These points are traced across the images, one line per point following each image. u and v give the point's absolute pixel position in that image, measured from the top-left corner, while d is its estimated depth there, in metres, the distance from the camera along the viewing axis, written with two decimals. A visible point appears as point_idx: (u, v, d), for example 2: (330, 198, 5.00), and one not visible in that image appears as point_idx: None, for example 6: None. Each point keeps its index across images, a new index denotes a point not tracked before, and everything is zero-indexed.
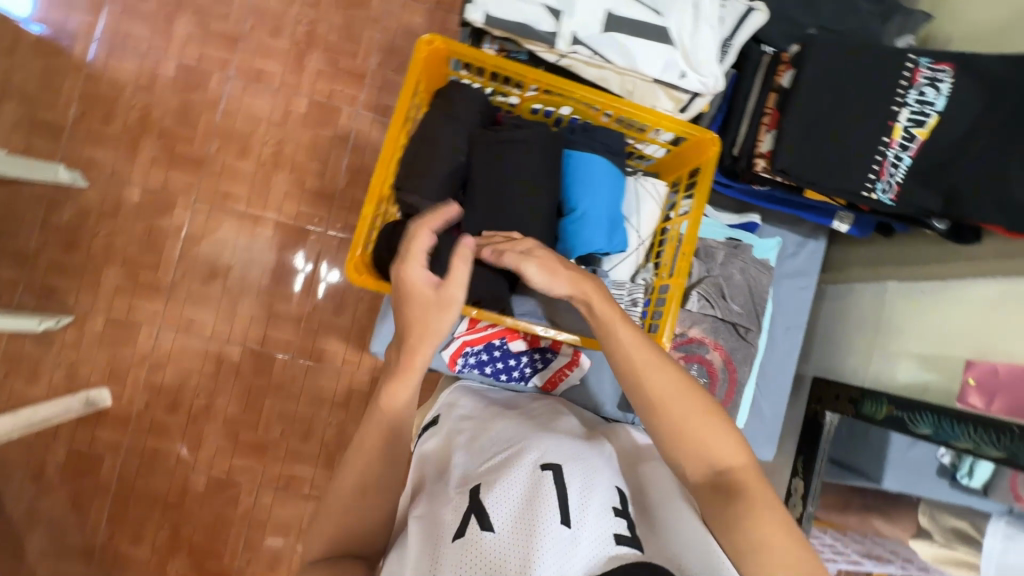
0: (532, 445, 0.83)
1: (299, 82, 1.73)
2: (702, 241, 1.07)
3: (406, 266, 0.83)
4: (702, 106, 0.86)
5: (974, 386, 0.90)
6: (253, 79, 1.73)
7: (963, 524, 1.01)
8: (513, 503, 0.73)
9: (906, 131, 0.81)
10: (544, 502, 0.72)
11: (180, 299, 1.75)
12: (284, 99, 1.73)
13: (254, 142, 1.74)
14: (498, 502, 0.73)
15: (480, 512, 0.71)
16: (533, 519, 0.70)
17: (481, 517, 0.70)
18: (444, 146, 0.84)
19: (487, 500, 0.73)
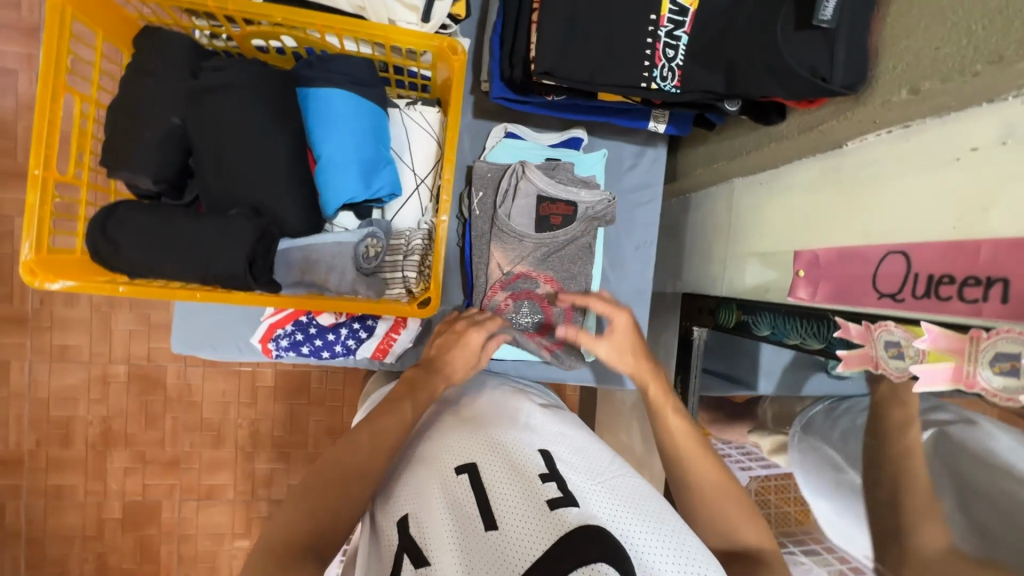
0: (440, 442, 0.71)
1: None
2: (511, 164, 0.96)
3: (127, 258, 0.70)
4: (448, 9, 0.74)
5: (802, 277, 0.80)
6: None
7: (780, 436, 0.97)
8: (439, 519, 0.61)
9: (674, 5, 0.70)
10: (469, 510, 0.61)
11: (47, 328, 1.66)
12: None
13: None
14: (424, 527, 0.61)
15: (409, 548, 0.59)
16: (462, 531, 0.59)
17: (415, 554, 0.59)
18: (146, 111, 0.70)
19: (415, 532, 0.61)
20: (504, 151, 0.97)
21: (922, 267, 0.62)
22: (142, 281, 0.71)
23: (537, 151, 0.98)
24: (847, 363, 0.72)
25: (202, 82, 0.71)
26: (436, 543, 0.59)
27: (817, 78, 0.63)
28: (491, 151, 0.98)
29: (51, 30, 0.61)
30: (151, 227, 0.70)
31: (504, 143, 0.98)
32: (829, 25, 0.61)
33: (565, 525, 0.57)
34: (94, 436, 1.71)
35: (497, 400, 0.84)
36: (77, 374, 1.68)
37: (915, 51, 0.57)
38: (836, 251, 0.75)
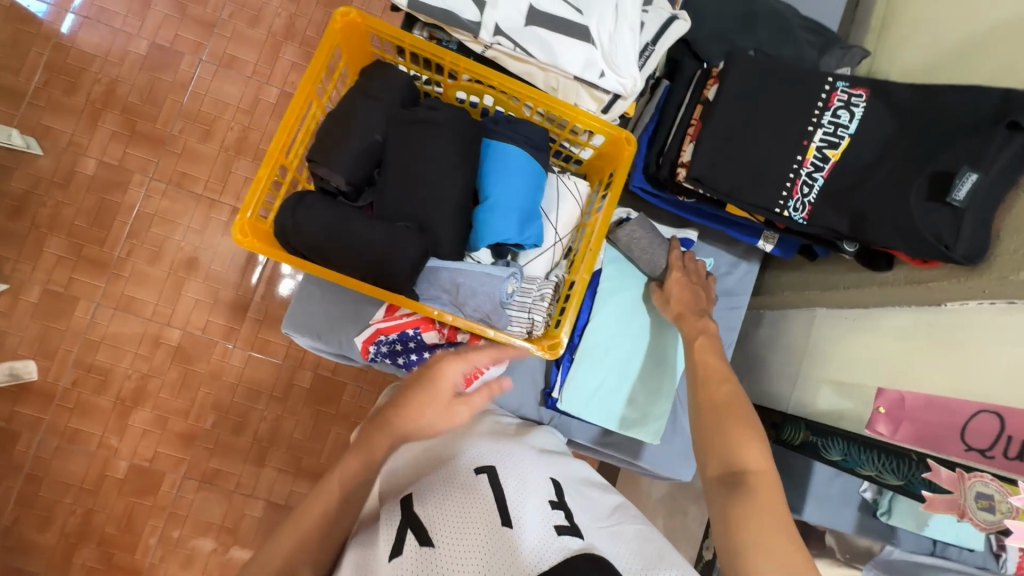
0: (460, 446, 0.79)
1: (274, 71, 1.77)
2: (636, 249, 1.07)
3: (306, 240, 0.80)
4: (624, 108, 0.87)
5: (883, 413, 0.87)
6: (226, 64, 1.76)
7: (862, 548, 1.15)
8: (450, 505, 0.66)
9: (819, 152, 0.82)
10: (486, 504, 0.66)
11: (124, 277, 1.74)
12: (256, 86, 1.76)
13: (219, 124, 1.76)
14: (434, 511, 0.66)
15: (418, 528, 0.63)
16: (476, 519, 0.64)
17: (422, 532, 0.63)
18: (360, 124, 0.83)
19: (424, 515, 0.65)
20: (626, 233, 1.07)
21: (1017, 432, 0.67)
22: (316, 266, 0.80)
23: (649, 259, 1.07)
24: (930, 504, 0.75)
25: (411, 113, 0.84)
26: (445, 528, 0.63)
27: (941, 244, 0.72)
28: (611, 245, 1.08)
29: (322, 51, 0.75)
30: (329, 219, 0.80)
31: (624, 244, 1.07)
32: (959, 205, 0.70)
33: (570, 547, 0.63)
34: (127, 391, 1.74)
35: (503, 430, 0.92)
36: (133, 327, 1.74)
37: None
38: (925, 397, 0.81)
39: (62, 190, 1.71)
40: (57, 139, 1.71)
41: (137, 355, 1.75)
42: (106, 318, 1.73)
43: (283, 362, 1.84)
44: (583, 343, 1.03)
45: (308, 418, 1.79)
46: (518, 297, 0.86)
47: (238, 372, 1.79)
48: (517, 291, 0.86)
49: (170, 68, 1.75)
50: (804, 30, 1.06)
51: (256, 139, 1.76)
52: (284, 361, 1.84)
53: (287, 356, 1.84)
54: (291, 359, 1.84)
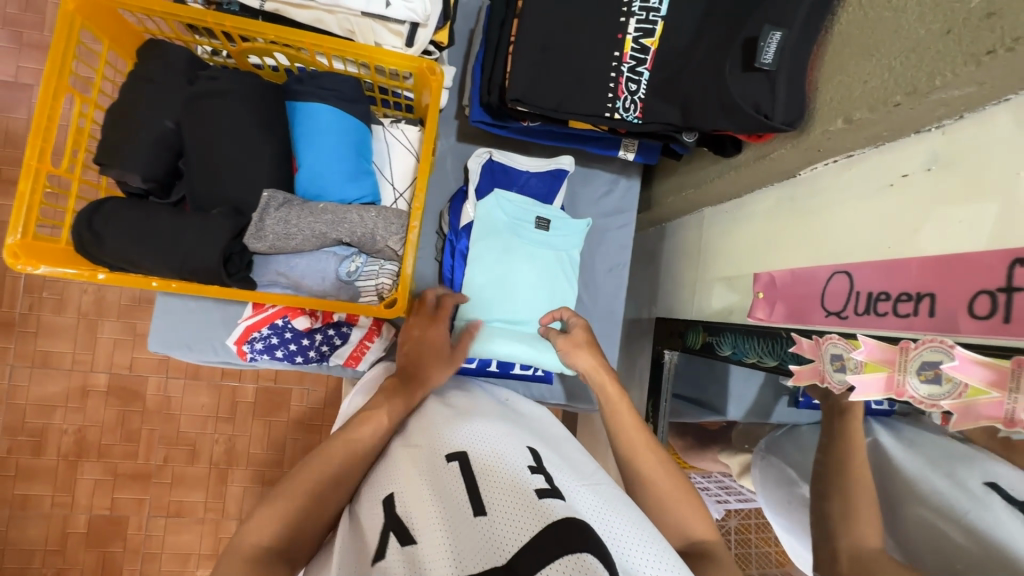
0: (427, 432, 0.76)
1: None
2: (510, 222, 1.00)
3: (108, 251, 0.73)
4: (430, 36, 0.80)
5: (761, 298, 0.84)
6: None
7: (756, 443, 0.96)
8: (424, 497, 0.64)
9: (636, 44, 0.77)
10: (458, 491, 0.64)
11: (33, 333, 1.66)
12: None
13: None
14: (410, 508, 0.63)
15: (397, 528, 0.61)
16: (452, 510, 0.61)
17: (400, 533, 0.60)
18: (145, 112, 0.75)
19: (400, 513, 0.63)
20: (495, 204, 0.98)
21: (864, 286, 0.65)
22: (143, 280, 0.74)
23: (521, 231, 1.00)
24: (798, 378, 0.72)
25: (201, 90, 0.77)
26: (421, 523, 0.60)
27: (761, 113, 0.69)
28: (476, 216, 0.98)
29: (60, 35, 0.66)
30: (134, 223, 0.74)
31: (484, 214, 0.98)
32: (770, 68, 0.66)
33: (553, 514, 0.59)
34: (67, 446, 1.69)
35: (476, 401, 0.90)
36: (56, 381, 1.67)
37: (846, 86, 0.63)
38: (791, 272, 0.79)
39: None
40: None
41: (68, 408, 1.69)
42: (25, 378, 1.66)
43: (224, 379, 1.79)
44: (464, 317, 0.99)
45: (261, 430, 1.77)
46: (362, 268, 0.80)
47: (178, 401, 1.73)
48: (360, 262, 0.80)
49: None
50: None
51: None
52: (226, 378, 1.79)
53: (226, 374, 1.79)
54: (232, 376, 1.79)
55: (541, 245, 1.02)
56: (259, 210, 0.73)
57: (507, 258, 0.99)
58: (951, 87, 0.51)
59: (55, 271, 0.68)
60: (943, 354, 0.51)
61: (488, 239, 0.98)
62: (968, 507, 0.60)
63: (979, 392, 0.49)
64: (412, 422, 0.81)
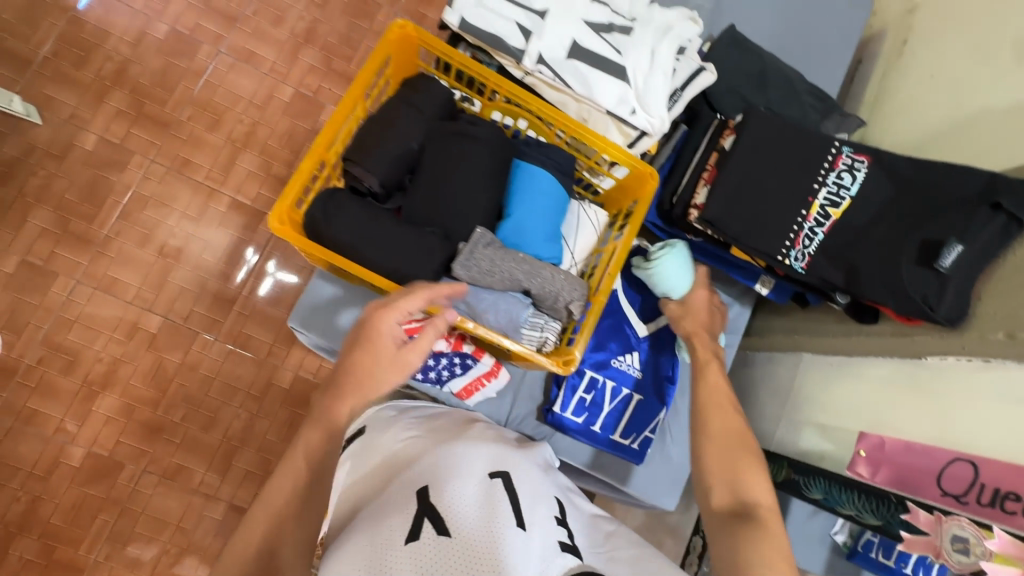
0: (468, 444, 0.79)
1: (295, 68, 1.75)
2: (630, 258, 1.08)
3: (333, 234, 0.81)
4: (648, 145, 0.92)
5: (863, 456, 0.92)
6: (244, 54, 1.73)
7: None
8: (464, 498, 0.67)
9: (822, 209, 0.89)
10: (501, 506, 0.67)
11: (108, 257, 1.64)
12: (273, 79, 1.73)
13: (230, 111, 1.71)
14: (449, 503, 0.66)
15: (435, 517, 0.64)
16: (490, 518, 0.65)
17: (439, 522, 0.63)
18: (400, 128, 0.85)
19: (440, 503, 0.66)
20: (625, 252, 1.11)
21: (990, 480, 0.73)
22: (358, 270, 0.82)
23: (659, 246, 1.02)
24: (907, 545, 0.78)
25: (452, 127, 0.87)
26: (461, 521, 0.64)
27: (926, 305, 0.79)
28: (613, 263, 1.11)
29: (375, 57, 0.80)
30: (363, 218, 0.82)
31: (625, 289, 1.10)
32: (945, 272, 0.77)
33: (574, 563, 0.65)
34: (95, 375, 1.61)
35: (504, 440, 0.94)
36: (110, 309, 1.62)
37: (1012, 308, 0.74)
38: (905, 443, 0.86)
39: (57, 160, 1.63)
40: (58, 107, 1.64)
41: (108, 337, 1.62)
42: (83, 296, 1.62)
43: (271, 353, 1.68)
44: (593, 376, 1.05)
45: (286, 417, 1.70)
46: (529, 322, 0.86)
47: (216, 366, 1.65)
48: (529, 319, 0.86)
49: (186, 50, 1.72)
50: (810, 95, 1.14)
51: (262, 132, 1.71)
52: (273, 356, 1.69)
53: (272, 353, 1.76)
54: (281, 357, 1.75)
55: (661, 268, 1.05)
56: (471, 244, 0.82)
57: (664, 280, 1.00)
58: None
59: (284, 230, 0.76)
60: None
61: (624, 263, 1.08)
62: None
63: None
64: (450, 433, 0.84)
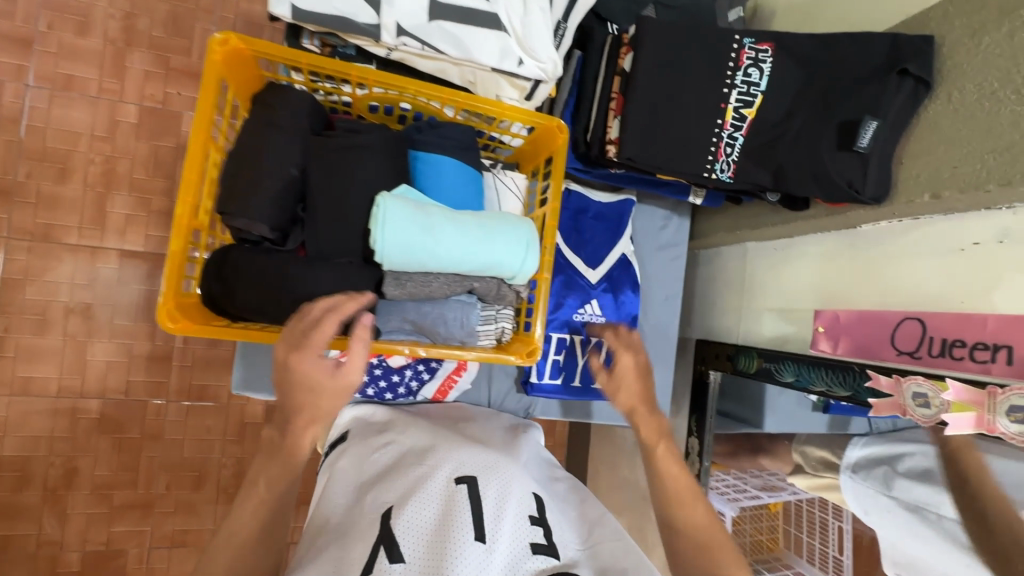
0: (440, 449, 0.78)
1: (129, 78, 1.43)
2: (492, 246, 0.75)
3: (242, 304, 0.72)
4: (547, 91, 0.83)
5: (823, 332, 0.96)
6: (61, 78, 1.39)
7: (825, 453, 1.08)
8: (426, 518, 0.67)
9: (736, 113, 0.85)
10: (465, 521, 0.67)
11: (9, 357, 1.41)
12: (109, 98, 1.42)
13: (73, 152, 1.41)
14: (410, 526, 0.66)
15: (390, 543, 0.64)
16: (452, 537, 0.65)
17: (394, 548, 0.63)
18: (270, 157, 0.73)
19: (398, 526, 0.66)
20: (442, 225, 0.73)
21: (937, 332, 0.78)
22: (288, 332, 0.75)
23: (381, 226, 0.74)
24: (876, 409, 0.84)
25: (331, 141, 0.76)
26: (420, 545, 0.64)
27: (853, 189, 0.79)
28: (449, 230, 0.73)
29: (207, 87, 0.65)
30: (267, 276, 0.73)
31: (566, 239, 1.06)
32: (865, 150, 0.77)
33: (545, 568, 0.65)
34: (55, 479, 1.47)
35: (481, 428, 0.94)
36: (38, 410, 1.44)
37: (933, 168, 0.74)
38: (857, 313, 0.90)
39: None
40: None
41: (48, 438, 1.45)
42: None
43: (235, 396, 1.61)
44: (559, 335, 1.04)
45: None
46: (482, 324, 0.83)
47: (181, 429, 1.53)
48: (481, 320, 0.83)
49: None
50: None
51: (122, 166, 1.44)
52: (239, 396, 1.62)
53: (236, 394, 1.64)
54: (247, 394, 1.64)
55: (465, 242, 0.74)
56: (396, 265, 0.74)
57: (495, 258, 0.76)
58: None
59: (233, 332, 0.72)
60: None
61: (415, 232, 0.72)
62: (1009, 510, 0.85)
63: None
64: (410, 438, 0.82)
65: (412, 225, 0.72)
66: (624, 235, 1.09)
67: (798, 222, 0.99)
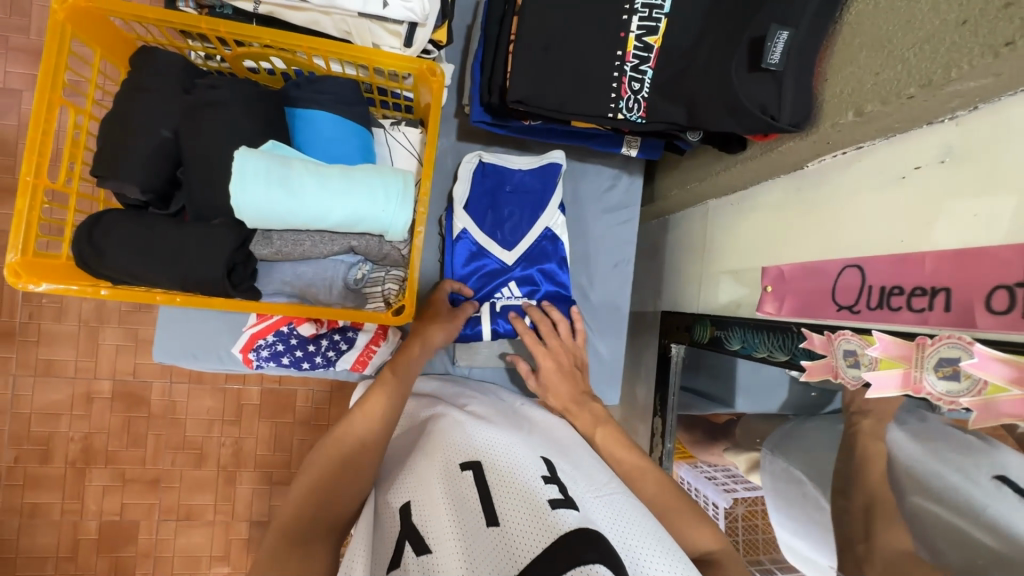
0: (444, 436, 0.75)
1: None
2: (355, 198, 0.72)
3: (110, 267, 0.72)
4: (428, 35, 0.78)
5: (769, 292, 0.82)
6: None
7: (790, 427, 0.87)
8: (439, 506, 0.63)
9: (639, 42, 0.75)
10: (475, 503, 0.63)
11: (33, 341, 1.43)
12: None
13: None
14: (425, 520, 0.62)
15: (412, 538, 0.61)
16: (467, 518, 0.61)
17: (416, 541, 0.60)
18: (138, 118, 0.73)
19: (416, 522, 0.63)
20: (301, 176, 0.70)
21: (876, 280, 0.65)
22: (163, 295, 0.74)
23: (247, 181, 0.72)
24: (811, 373, 0.73)
25: (200, 99, 0.75)
26: (436, 532, 0.60)
27: (767, 115, 0.68)
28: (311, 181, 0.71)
29: (50, 47, 0.66)
30: (133, 236, 0.72)
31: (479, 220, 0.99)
32: (777, 68, 0.65)
33: (564, 524, 0.59)
34: (75, 453, 1.47)
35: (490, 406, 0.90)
36: (58, 386, 1.45)
37: (857, 79, 0.61)
38: (800, 265, 0.78)
39: None
40: None
41: (57, 416, 1.45)
42: (20, 384, 1.43)
43: (251, 377, 1.54)
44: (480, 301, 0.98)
45: (284, 426, 1.55)
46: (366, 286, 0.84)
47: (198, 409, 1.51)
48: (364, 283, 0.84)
49: None
50: None
51: None
52: (249, 377, 1.54)
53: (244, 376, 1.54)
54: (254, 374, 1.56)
55: (328, 194, 0.71)
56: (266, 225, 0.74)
57: (362, 212, 0.72)
58: (968, 79, 0.50)
59: (117, 293, 0.72)
60: (961, 351, 0.52)
61: (270, 183, 0.69)
62: (986, 500, 0.58)
63: (999, 390, 0.50)
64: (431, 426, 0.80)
65: (268, 182, 0.69)
66: (547, 207, 1.01)
67: (736, 167, 0.88)
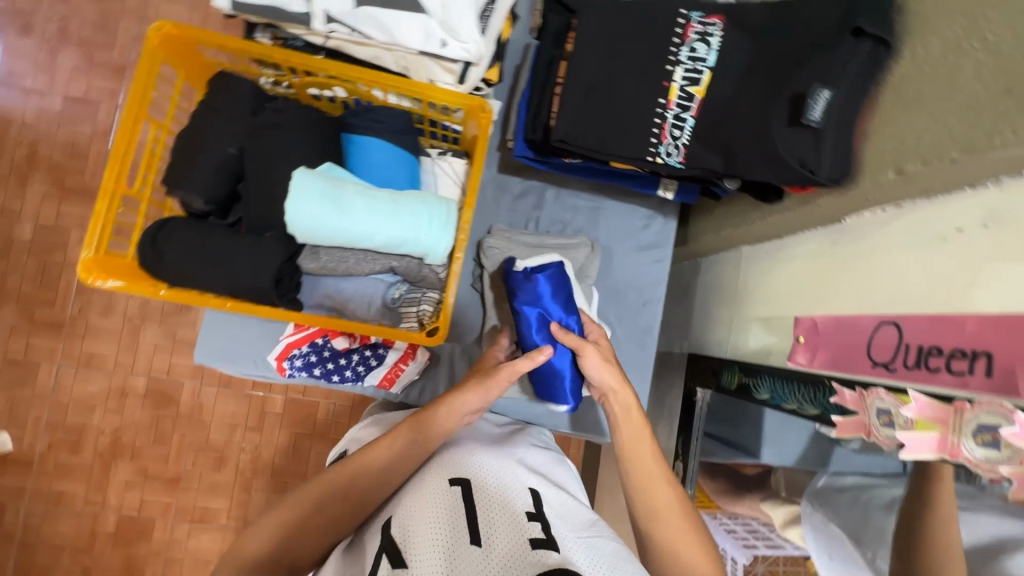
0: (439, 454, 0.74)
1: None
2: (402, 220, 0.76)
3: (167, 270, 0.76)
4: (480, 74, 0.83)
5: (802, 343, 0.81)
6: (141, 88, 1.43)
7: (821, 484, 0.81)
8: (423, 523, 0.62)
9: (682, 91, 0.78)
10: (459, 523, 0.61)
11: (80, 334, 1.50)
12: None
13: None
14: (409, 536, 0.61)
15: (393, 553, 0.60)
16: (449, 538, 0.59)
17: (395, 556, 0.59)
18: (209, 135, 0.80)
19: (400, 537, 0.62)
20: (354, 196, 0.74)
21: (914, 338, 0.64)
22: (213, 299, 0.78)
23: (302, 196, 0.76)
24: (842, 429, 0.72)
25: (267, 121, 0.80)
26: (416, 548, 0.59)
27: (806, 168, 0.69)
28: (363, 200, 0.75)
29: (142, 69, 0.73)
30: (191, 242, 0.77)
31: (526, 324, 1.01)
32: (817, 125, 0.67)
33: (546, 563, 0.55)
34: (103, 445, 1.52)
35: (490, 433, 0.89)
36: (97, 380, 1.51)
37: (898, 139, 0.63)
38: (834, 318, 0.76)
39: None
40: None
41: (93, 408, 1.51)
42: (64, 374, 1.50)
43: (276, 386, 1.57)
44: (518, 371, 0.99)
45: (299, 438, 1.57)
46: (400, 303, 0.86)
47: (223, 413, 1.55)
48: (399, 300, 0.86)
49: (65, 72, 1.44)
50: None
51: None
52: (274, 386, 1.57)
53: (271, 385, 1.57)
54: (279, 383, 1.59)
55: (376, 214, 0.75)
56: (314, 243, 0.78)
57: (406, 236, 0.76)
58: (1010, 147, 0.51)
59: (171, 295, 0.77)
60: (1001, 418, 0.52)
61: (324, 199, 0.73)
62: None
63: None
64: None
65: (322, 199, 0.73)
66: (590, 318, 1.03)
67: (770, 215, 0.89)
